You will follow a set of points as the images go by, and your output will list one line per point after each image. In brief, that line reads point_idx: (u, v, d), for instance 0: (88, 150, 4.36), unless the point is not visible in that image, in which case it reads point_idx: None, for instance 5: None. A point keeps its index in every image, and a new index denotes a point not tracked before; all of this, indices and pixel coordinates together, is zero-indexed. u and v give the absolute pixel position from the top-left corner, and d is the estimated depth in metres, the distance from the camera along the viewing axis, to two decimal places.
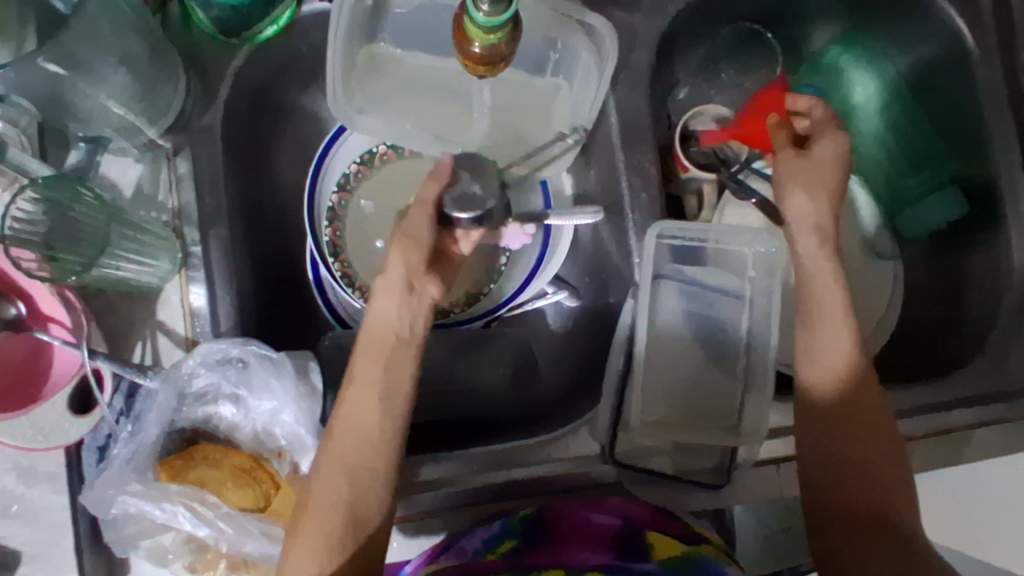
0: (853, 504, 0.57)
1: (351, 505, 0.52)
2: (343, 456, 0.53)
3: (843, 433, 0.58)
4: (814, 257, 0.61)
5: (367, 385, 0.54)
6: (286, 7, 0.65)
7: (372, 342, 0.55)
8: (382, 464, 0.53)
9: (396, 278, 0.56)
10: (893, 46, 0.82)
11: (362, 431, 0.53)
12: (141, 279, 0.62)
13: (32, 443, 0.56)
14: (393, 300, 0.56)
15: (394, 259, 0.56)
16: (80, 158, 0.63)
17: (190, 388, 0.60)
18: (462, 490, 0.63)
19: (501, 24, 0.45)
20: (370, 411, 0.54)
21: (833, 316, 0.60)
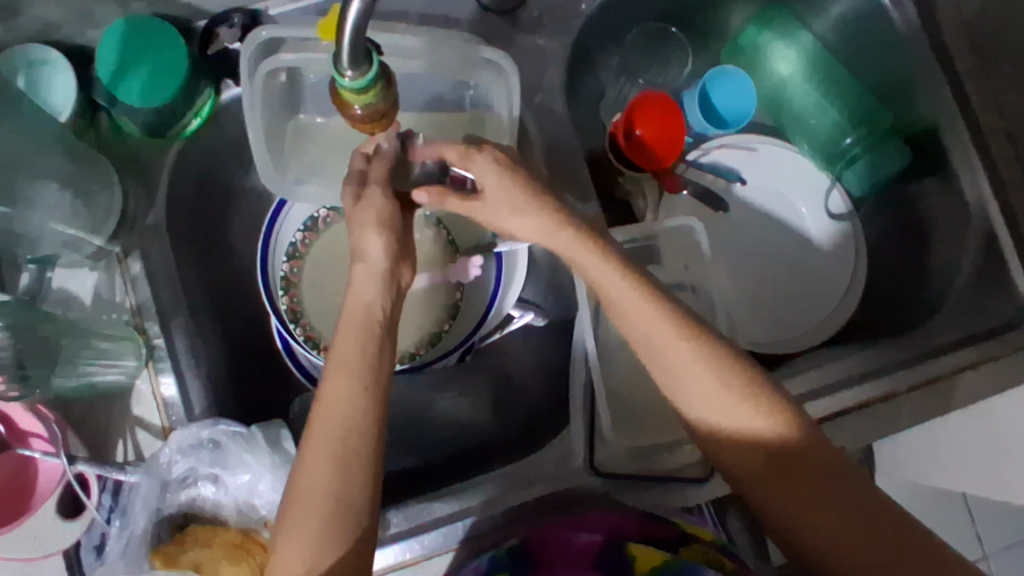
0: (815, 503, 0.50)
1: (342, 496, 0.48)
2: (326, 444, 0.49)
3: (762, 458, 0.51)
4: (669, 331, 0.52)
5: (341, 371, 0.51)
6: (207, 98, 0.69)
7: (348, 323, 0.52)
8: (371, 450, 0.50)
9: (374, 253, 0.54)
10: (806, 14, 0.82)
11: (344, 420, 0.50)
12: (112, 379, 0.65)
13: (31, 553, 0.60)
14: (368, 277, 0.54)
15: (370, 240, 0.54)
16: (32, 279, 0.66)
17: (170, 476, 0.62)
18: (470, 522, 0.66)
19: (370, 84, 0.47)
20: (349, 398, 0.50)
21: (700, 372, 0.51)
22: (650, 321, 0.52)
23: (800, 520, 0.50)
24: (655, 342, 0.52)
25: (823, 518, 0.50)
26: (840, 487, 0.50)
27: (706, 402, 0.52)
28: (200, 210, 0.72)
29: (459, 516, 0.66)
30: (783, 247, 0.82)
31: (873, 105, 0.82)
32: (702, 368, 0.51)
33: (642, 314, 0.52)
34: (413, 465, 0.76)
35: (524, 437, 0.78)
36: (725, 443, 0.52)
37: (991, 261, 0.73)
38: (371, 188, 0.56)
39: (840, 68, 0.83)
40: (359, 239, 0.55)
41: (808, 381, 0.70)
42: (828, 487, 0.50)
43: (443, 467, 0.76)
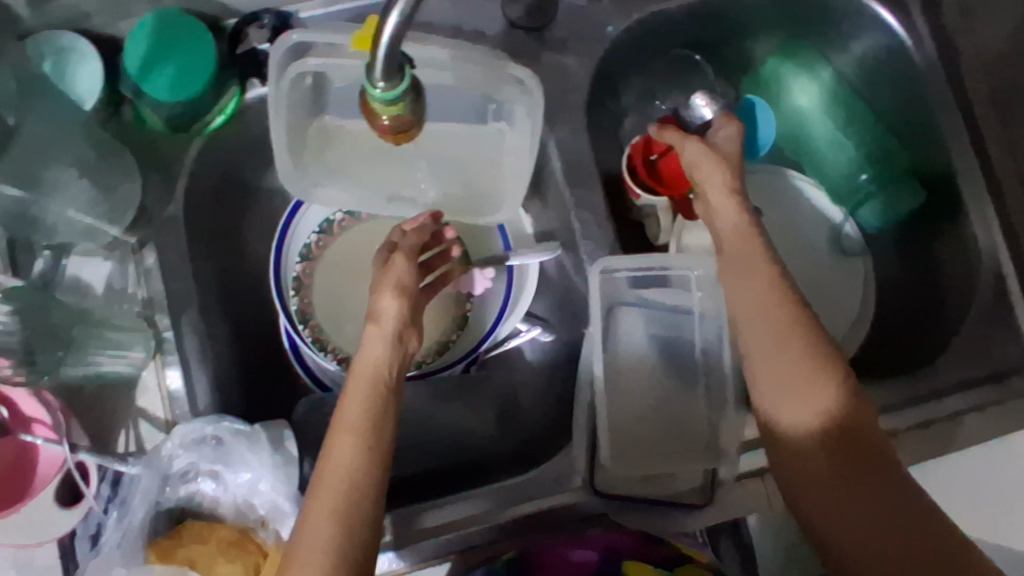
0: (862, 502, 0.52)
1: (340, 552, 0.49)
2: (331, 494, 0.51)
3: (855, 441, 0.54)
4: (766, 304, 0.58)
5: (348, 430, 0.54)
6: (231, 96, 0.69)
7: (358, 383, 0.56)
8: (370, 510, 0.51)
9: (388, 321, 0.58)
10: (829, 48, 0.83)
11: (346, 478, 0.52)
12: (119, 369, 0.65)
13: (23, 540, 0.59)
14: (381, 343, 0.58)
15: (388, 306, 0.58)
16: (46, 266, 0.66)
17: (171, 469, 0.62)
18: (468, 533, 0.65)
19: (401, 96, 0.47)
20: (350, 456, 0.52)
21: (790, 351, 0.56)
22: (759, 285, 0.59)
23: (845, 520, 0.52)
24: (758, 308, 0.58)
25: (860, 511, 0.52)
26: (891, 484, 0.53)
27: (785, 367, 0.55)
28: (217, 205, 0.73)
29: (447, 529, 0.66)
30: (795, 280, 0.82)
31: (892, 145, 0.82)
32: (800, 349, 0.55)
33: (757, 275, 0.59)
34: (412, 476, 0.75)
35: (523, 453, 0.77)
36: (796, 437, 0.55)
37: (997, 304, 0.74)
38: (399, 261, 0.61)
39: (861, 106, 0.83)
40: (377, 302, 0.58)
41: None
42: (880, 476, 0.53)
43: (444, 479, 0.75)
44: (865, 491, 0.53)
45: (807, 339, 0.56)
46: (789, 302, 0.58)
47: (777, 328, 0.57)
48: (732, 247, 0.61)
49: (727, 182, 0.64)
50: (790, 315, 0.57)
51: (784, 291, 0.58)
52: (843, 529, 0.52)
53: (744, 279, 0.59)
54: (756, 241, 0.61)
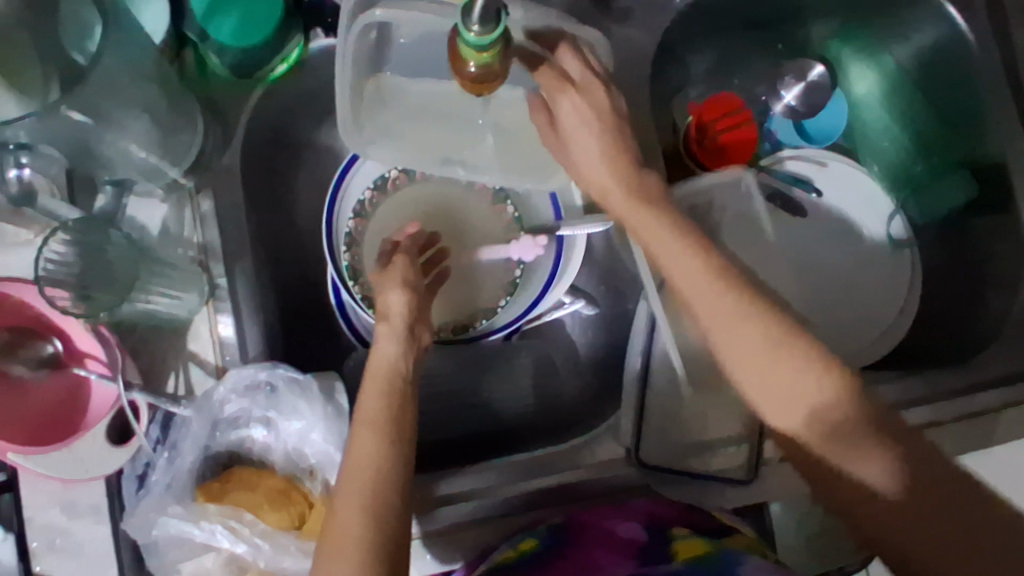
0: (888, 485, 0.48)
1: (375, 527, 0.48)
2: (356, 481, 0.50)
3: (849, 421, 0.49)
4: (708, 297, 0.54)
5: (370, 414, 0.53)
6: (295, 46, 0.68)
7: (374, 378, 0.56)
8: (396, 491, 0.50)
9: (398, 318, 0.60)
10: (892, 38, 0.82)
11: (370, 461, 0.50)
12: (171, 312, 0.65)
13: (74, 475, 0.58)
14: (391, 341, 0.59)
15: (394, 300, 0.61)
16: (107, 202, 0.65)
17: (223, 415, 0.62)
18: (494, 500, 0.66)
19: (493, 43, 0.47)
20: (368, 438, 0.51)
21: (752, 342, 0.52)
22: (713, 296, 0.54)
23: (878, 505, 0.48)
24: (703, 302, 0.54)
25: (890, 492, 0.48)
26: (895, 451, 0.48)
27: (771, 375, 0.51)
28: (270, 156, 0.72)
29: (480, 493, 0.66)
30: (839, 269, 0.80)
31: (949, 139, 0.81)
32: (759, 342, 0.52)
33: (698, 288, 0.54)
34: (443, 441, 0.75)
35: (559, 424, 0.77)
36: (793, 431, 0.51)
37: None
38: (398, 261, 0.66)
39: (918, 98, 0.82)
40: (383, 299, 0.62)
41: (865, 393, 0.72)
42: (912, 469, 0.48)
43: (479, 444, 0.75)
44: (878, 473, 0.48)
45: (782, 339, 0.52)
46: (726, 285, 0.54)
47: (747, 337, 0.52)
48: (668, 258, 0.56)
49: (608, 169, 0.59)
50: (754, 324, 0.52)
51: (726, 285, 0.54)
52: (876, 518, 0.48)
53: (682, 287, 0.55)
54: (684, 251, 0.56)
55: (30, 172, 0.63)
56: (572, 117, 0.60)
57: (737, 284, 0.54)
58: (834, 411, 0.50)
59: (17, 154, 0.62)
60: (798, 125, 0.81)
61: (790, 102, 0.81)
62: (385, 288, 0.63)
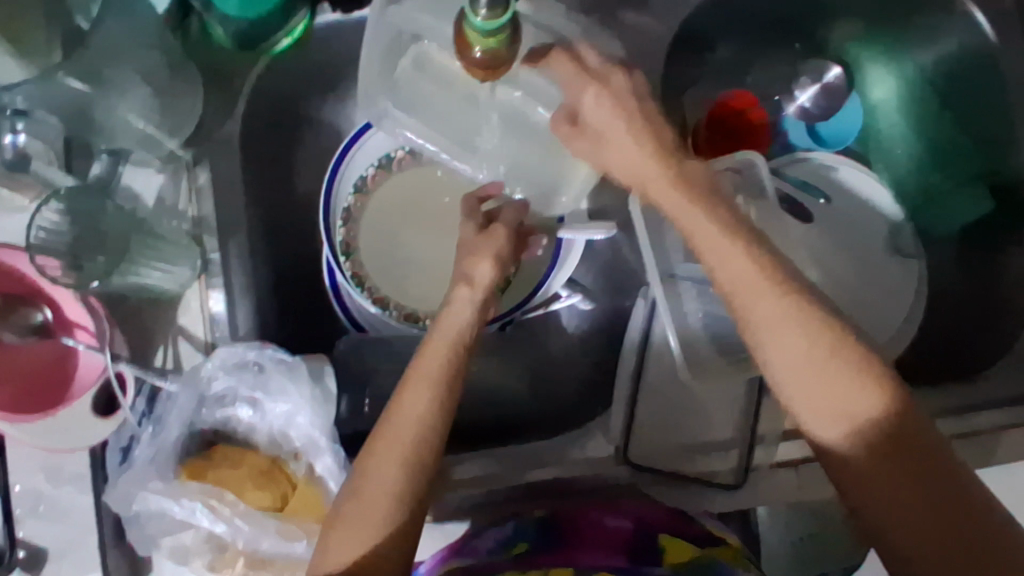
0: (915, 504, 0.46)
1: (401, 493, 0.48)
2: (395, 444, 0.49)
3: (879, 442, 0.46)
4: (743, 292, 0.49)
5: (422, 375, 0.51)
6: (301, 20, 0.67)
7: (437, 336, 0.53)
8: (432, 458, 0.50)
9: (480, 278, 0.55)
10: (917, 43, 0.79)
11: (414, 424, 0.50)
12: (162, 286, 0.63)
13: (57, 444, 0.58)
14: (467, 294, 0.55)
15: (484, 268, 0.56)
16: (103, 169, 0.64)
17: (209, 391, 0.61)
18: (490, 489, 0.66)
19: (498, 29, 0.45)
20: (417, 402, 0.50)
21: (784, 346, 0.48)
22: (752, 285, 0.49)
23: (901, 522, 0.46)
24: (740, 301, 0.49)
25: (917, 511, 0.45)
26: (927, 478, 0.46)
27: (816, 385, 0.47)
28: (272, 130, 0.70)
29: (475, 483, 0.65)
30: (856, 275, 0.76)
31: (967, 150, 0.79)
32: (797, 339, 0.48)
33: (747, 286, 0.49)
34: None
35: (550, 418, 0.76)
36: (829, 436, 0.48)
37: None
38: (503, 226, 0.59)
39: (940, 105, 0.80)
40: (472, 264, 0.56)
41: None
42: (929, 496, 0.46)
43: (469, 434, 0.75)
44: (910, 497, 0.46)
45: (832, 357, 0.47)
46: (763, 274, 0.49)
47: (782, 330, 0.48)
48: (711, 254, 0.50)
49: (643, 154, 0.54)
50: (803, 328, 0.48)
51: (771, 277, 0.49)
52: (895, 530, 0.46)
53: (713, 269, 0.50)
54: (731, 240, 0.50)
55: (24, 138, 0.59)
56: (597, 117, 0.56)
57: (787, 284, 0.49)
58: (878, 428, 0.46)
59: (12, 120, 0.58)
60: (810, 127, 0.79)
61: (805, 103, 0.78)
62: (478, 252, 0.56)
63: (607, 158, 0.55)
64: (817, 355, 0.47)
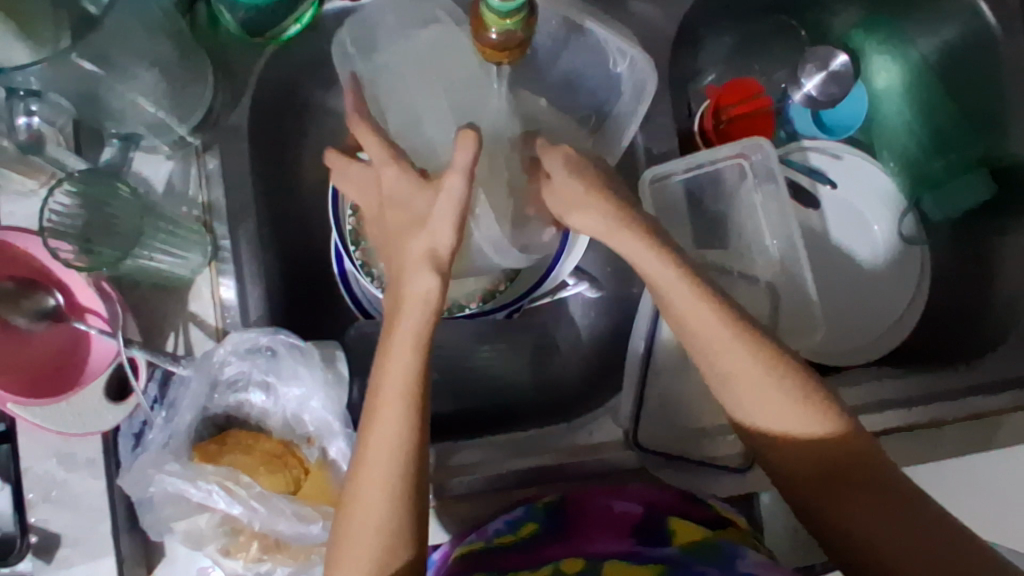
0: (892, 531, 0.48)
1: (388, 529, 0.46)
2: (376, 471, 0.46)
3: (854, 479, 0.49)
4: (692, 310, 0.51)
5: (395, 380, 0.47)
6: (308, 6, 0.66)
7: (403, 326, 0.48)
8: (409, 482, 0.47)
9: (445, 254, 0.49)
10: (920, 31, 0.79)
11: (388, 448, 0.46)
12: (174, 271, 0.64)
13: (71, 428, 0.58)
14: (425, 271, 0.48)
15: (443, 228, 0.49)
16: (114, 155, 0.64)
17: (222, 376, 0.62)
18: (494, 474, 0.66)
19: (517, 8, 0.45)
20: (393, 420, 0.46)
21: (751, 378, 0.51)
22: (697, 310, 0.51)
23: (884, 550, 0.47)
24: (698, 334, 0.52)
25: (894, 541, 0.47)
26: (903, 512, 0.48)
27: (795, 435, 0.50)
28: (279, 116, 0.70)
29: (473, 469, 0.66)
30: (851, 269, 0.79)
31: (968, 139, 0.79)
32: (755, 369, 0.50)
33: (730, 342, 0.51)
34: (438, 415, 0.75)
35: (555, 405, 0.76)
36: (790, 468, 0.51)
37: None
38: (454, 177, 0.48)
39: (941, 93, 0.80)
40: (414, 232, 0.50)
41: (868, 393, 0.70)
42: (904, 535, 0.47)
43: (478, 420, 0.75)
44: (883, 522, 0.48)
45: (782, 385, 0.50)
46: (717, 303, 0.51)
47: (740, 360, 0.51)
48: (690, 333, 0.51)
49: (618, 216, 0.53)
50: (768, 373, 0.50)
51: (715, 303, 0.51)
52: (882, 552, 0.47)
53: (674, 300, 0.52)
54: (703, 308, 0.51)
55: (39, 121, 0.60)
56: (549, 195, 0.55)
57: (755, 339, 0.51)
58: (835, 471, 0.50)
59: (27, 100, 0.58)
60: (815, 115, 0.80)
61: (811, 90, 0.78)
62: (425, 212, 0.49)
63: (573, 221, 0.55)
64: (769, 389, 0.50)
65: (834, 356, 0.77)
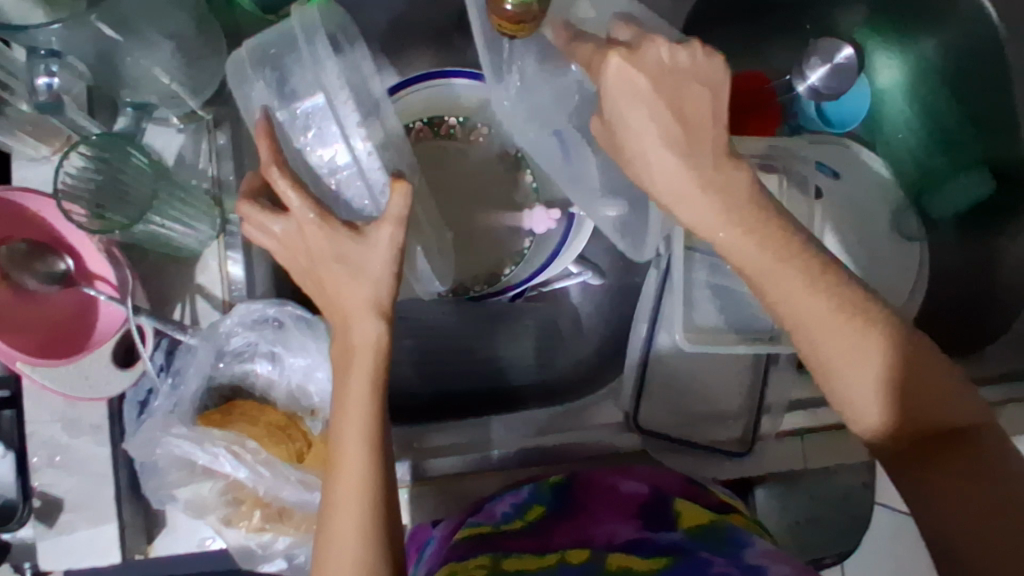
0: (964, 488, 0.47)
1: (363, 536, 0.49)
2: (348, 483, 0.49)
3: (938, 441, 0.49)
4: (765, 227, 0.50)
5: (358, 399, 0.50)
6: None
7: (353, 360, 0.50)
8: (373, 491, 0.50)
9: (384, 300, 0.50)
10: (921, 30, 0.81)
11: (353, 464, 0.50)
12: (183, 241, 0.64)
13: (78, 392, 0.58)
14: (366, 317, 0.50)
15: (374, 256, 0.49)
16: (128, 124, 0.65)
17: (228, 346, 0.62)
18: (491, 456, 0.66)
19: None
20: (355, 436, 0.50)
21: (834, 330, 0.50)
22: (788, 258, 0.50)
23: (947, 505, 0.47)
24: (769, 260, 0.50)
25: (963, 498, 0.47)
26: (982, 466, 0.48)
27: (861, 402, 0.50)
28: None
29: (465, 448, 0.66)
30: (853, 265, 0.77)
31: (968, 136, 0.81)
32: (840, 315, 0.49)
33: (817, 297, 0.49)
34: (441, 393, 0.76)
35: (556, 390, 0.77)
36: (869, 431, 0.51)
37: None
38: (383, 227, 0.49)
39: (943, 92, 0.81)
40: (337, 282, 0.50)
41: None
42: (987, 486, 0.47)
43: (480, 404, 0.76)
44: (960, 483, 0.48)
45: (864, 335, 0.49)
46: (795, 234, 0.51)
47: (811, 305, 0.50)
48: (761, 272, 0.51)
49: (715, 221, 0.50)
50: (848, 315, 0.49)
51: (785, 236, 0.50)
52: (948, 517, 0.47)
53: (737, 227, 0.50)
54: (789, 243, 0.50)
55: (58, 82, 0.58)
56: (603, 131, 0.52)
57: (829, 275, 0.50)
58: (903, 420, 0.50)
59: (47, 61, 0.57)
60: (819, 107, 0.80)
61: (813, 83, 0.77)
62: (352, 258, 0.49)
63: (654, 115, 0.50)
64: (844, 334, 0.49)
65: None
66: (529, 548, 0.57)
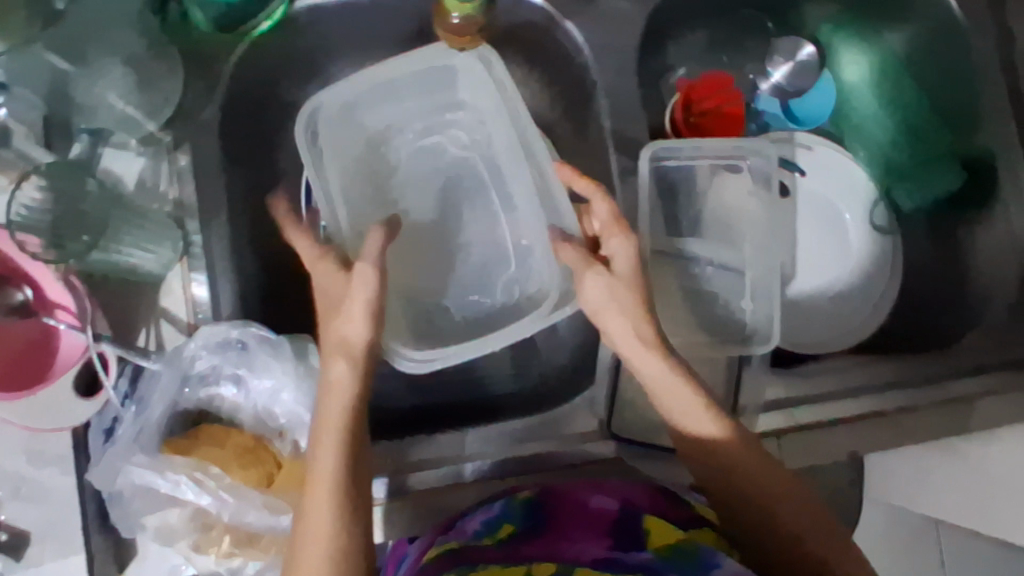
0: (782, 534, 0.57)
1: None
2: (319, 522, 0.48)
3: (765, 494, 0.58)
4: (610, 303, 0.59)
5: (331, 443, 0.51)
6: (280, 3, 0.65)
7: (330, 403, 0.53)
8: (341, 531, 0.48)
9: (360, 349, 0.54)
10: (884, 22, 0.80)
11: (324, 500, 0.49)
12: (143, 265, 0.64)
13: (40, 423, 0.58)
14: (340, 362, 0.53)
15: (358, 299, 0.53)
16: (83, 151, 0.63)
17: (192, 370, 0.61)
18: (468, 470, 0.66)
19: None
20: (330, 470, 0.50)
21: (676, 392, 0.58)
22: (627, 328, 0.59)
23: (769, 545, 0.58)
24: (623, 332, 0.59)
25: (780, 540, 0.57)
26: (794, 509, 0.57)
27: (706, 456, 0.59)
28: (255, 113, 0.69)
29: (438, 462, 0.66)
30: (815, 283, 0.78)
31: (937, 129, 0.79)
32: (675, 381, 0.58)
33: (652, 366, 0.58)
34: (417, 407, 0.75)
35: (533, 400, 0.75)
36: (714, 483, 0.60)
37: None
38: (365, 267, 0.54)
39: (911, 85, 0.80)
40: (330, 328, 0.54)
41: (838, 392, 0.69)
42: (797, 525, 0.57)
43: (455, 415, 0.75)
44: (783, 529, 0.57)
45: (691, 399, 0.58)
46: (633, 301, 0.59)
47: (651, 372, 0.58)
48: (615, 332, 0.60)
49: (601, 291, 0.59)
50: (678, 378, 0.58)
51: (637, 303, 0.59)
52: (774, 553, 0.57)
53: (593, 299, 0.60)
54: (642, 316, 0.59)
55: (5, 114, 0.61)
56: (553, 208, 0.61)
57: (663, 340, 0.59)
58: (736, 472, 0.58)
59: None
60: (784, 106, 0.81)
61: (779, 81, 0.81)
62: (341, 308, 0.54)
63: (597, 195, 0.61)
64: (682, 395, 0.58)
65: (810, 344, 0.75)
66: (496, 561, 0.57)
